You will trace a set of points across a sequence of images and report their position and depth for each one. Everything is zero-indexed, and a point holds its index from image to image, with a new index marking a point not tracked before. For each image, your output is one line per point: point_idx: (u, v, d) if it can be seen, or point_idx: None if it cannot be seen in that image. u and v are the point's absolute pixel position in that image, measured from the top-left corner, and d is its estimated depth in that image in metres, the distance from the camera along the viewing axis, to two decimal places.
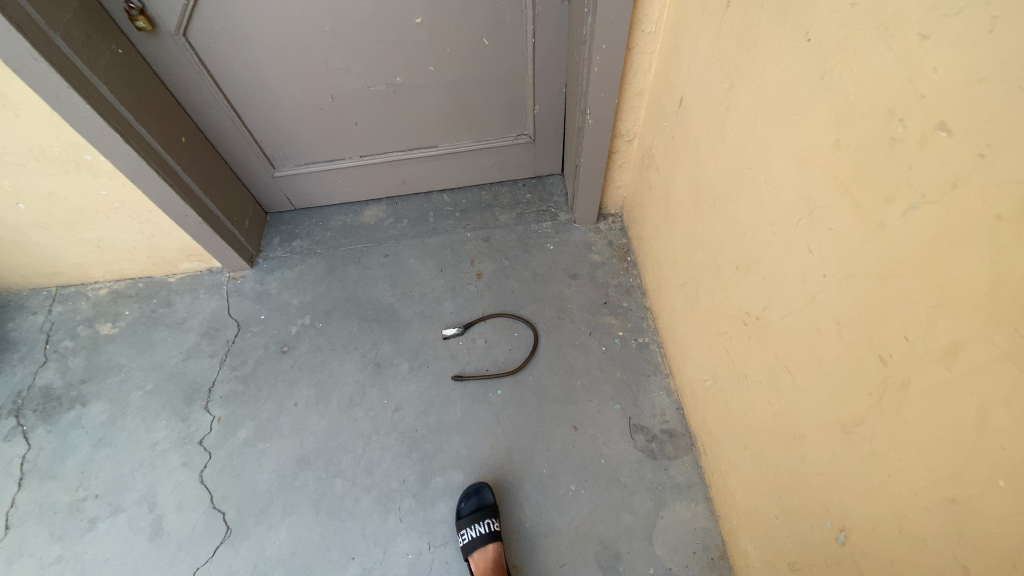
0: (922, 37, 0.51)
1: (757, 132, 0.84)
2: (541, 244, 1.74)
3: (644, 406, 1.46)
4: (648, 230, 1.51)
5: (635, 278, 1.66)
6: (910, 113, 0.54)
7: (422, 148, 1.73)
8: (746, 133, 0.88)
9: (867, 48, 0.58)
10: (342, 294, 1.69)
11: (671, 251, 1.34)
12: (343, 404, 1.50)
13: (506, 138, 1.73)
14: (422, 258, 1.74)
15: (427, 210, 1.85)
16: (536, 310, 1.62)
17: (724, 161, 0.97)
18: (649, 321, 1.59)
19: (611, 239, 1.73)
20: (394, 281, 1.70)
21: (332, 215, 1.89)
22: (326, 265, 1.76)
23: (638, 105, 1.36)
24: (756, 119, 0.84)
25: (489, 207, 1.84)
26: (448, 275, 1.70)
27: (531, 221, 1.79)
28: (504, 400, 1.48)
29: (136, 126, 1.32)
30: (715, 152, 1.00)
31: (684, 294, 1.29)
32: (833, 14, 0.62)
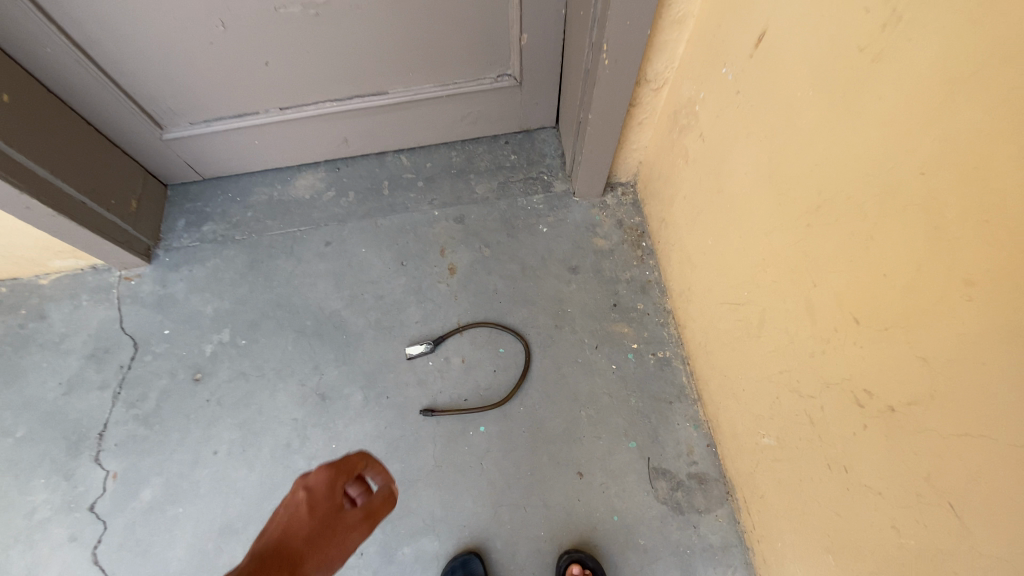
0: None
1: (972, 115, 0.46)
2: (531, 225, 1.33)
3: (666, 443, 1.13)
4: (677, 213, 1.12)
5: (651, 270, 1.28)
6: None
7: (366, 96, 1.26)
8: (936, 109, 0.49)
9: None
10: (271, 299, 1.29)
11: (716, 252, 0.95)
12: (279, 451, 1.16)
13: (483, 82, 1.27)
14: (375, 247, 1.33)
15: (380, 179, 1.41)
16: (526, 317, 1.25)
17: (860, 150, 0.58)
18: (671, 328, 1.23)
19: (620, 217, 1.33)
20: (339, 280, 1.30)
21: (255, 187, 1.44)
22: (249, 258, 1.34)
23: (678, 38, 0.92)
24: (972, 89, 0.45)
25: (461, 174, 1.40)
26: (410, 270, 1.30)
27: (517, 194, 1.37)
28: (487, 441, 1.15)
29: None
30: (836, 132, 0.60)
31: (736, 318, 0.92)
32: None
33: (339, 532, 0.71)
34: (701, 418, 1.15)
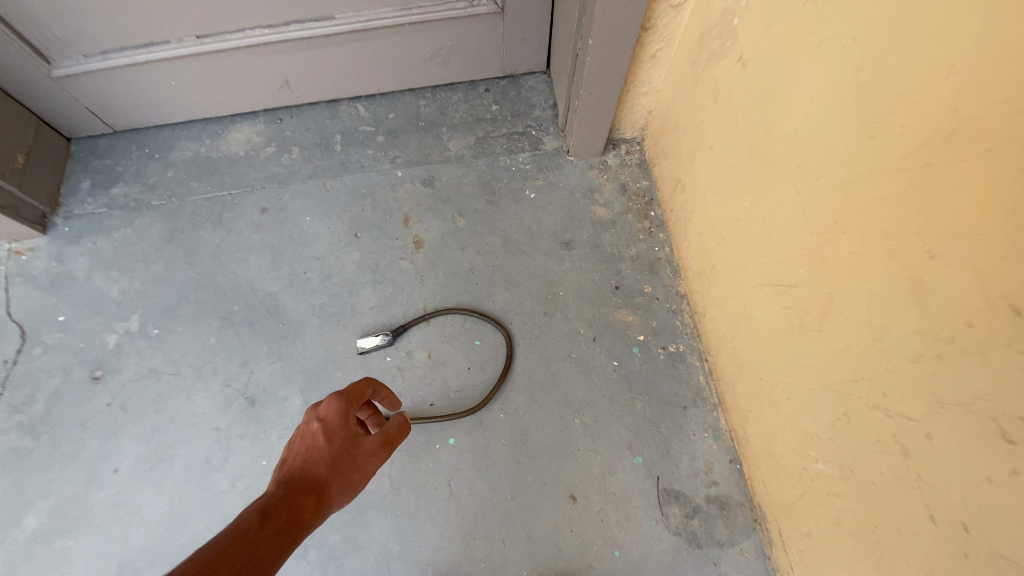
0: None
1: None
2: (515, 189, 1.09)
3: (679, 458, 0.91)
4: (699, 170, 0.87)
5: (661, 244, 1.04)
6: None
7: (306, 22, 0.99)
8: None
9: None
10: (192, 278, 1.04)
11: (759, 206, 0.70)
12: (196, 468, 0.93)
13: (455, 7, 1.01)
14: (322, 215, 1.07)
15: (331, 132, 1.15)
16: (509, 302, 1.01)
17: None
18: (686, 315, 0.99)
19: (624, 180, 1.09)
20: (277, 255, 1.05)
21: (179, 141, 1.17)
22: (168, 228, 1.09)
23: None
24: None
25: (432, 126, 1.15)
26: (365, 243, 1.05)
27: (499, 152, 1.12)
28: (457, 457, 0.92)
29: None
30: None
31: (783, 305, 0.69)
32: None
33: (364, 452, 0.69)
34: (723, 427, 0.92)
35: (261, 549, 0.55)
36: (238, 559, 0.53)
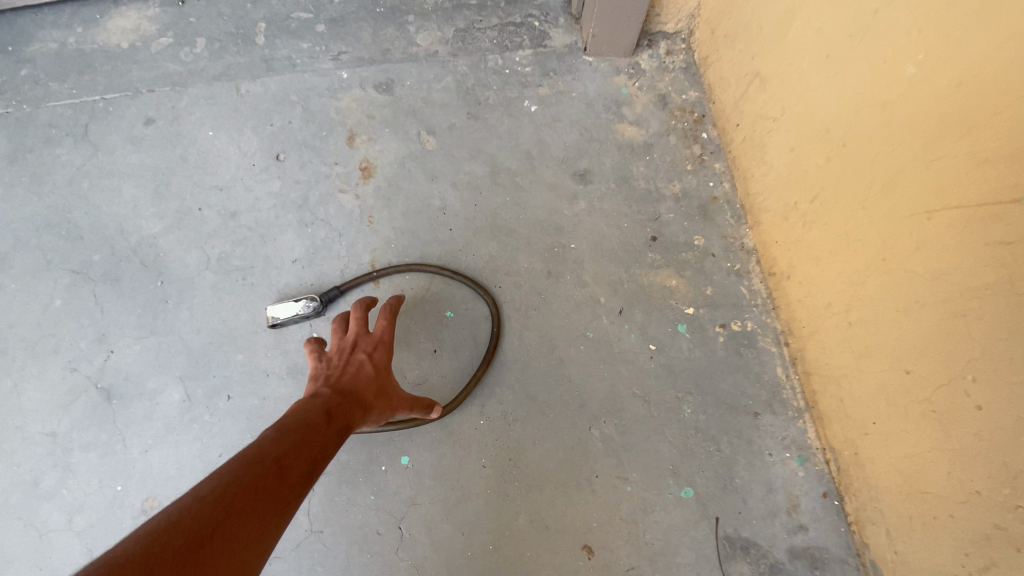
0: None
1: None
2: (509, 99, 0.77)
3: (748, 492, 0.60)
4: (802, 38, 0.55)
5: (717, 177, 0.72)
6: None
7: None
8: None
9: None
10: (38, 214, 0.72)
11: (977, 34, 0.38)
12: (16, 493, 0.61)
13: None
14: (232, 129, 0.75)
15: (252, 19, 0.82)
16: (496, 257, 0.69)
17: None
18: (755, 279, 0.67)
19: (663, 89, 0.77)
20: (161, 184, 0.72)
21: (40, 30, 0.84)
22: (11, 144, 0.76)
23: None
24: None
25: (395, 13, 0.82)
26: (290, 170, 0.73)
27: (487, 49, 0.79)
28: (412, 484, 0.61)
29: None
30: None
31: (1009, 241, 0.38)
32: None
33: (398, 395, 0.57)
34: (813, 446, 0.61)
35: (323, 451, 0.46)
36: (304, 465, 0.44)
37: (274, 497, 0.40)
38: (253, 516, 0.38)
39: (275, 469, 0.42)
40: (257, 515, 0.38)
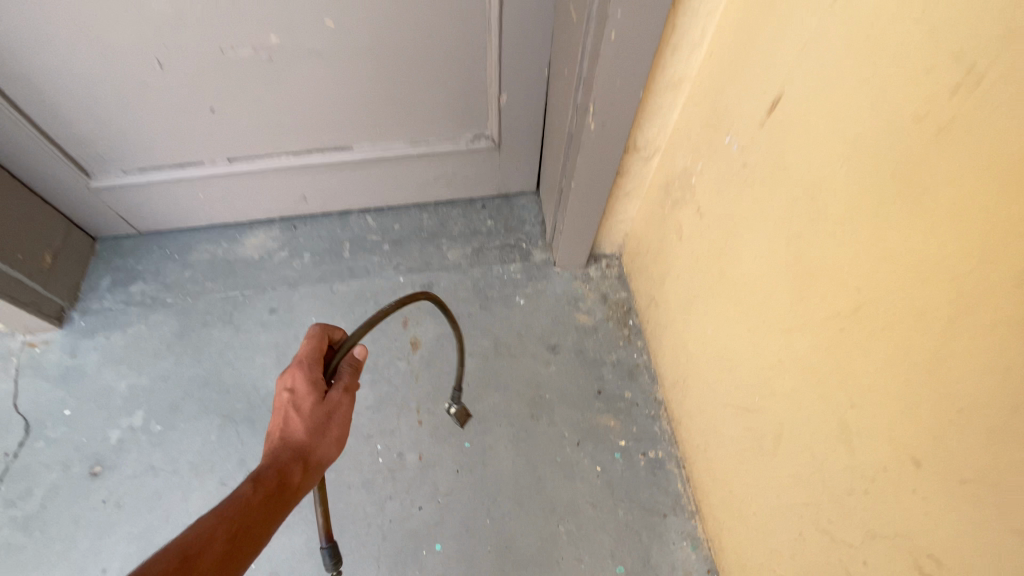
0: None
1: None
2: (507, 297, 1.20)
3: (660, 568, 0.93)
4: (668, 291, 0.99)
5: (640, 352, 1.13)
6: None
7: (326, 151, 1.13)
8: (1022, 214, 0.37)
9: None
10: (198, 375, 1.11)
11: (709, 336, 0.85)
12: None
13: (457, 144, 1.17)
14: (328, 316, 1.18)
15: (341, 240, 1.29)
16: (498, 404, 1.08)
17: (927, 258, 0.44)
18: (664, 423, 1.05)
19: (605, 291, 1.21)
20: (282, 355, 1.13)
21: (199, 243, 1.28)
22: (178, 325, 1.17)
23: (672, 107, 0.82)
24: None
25: (433, 238, 1.30)
26: (366, 343, 1.15)
27: (493, 262, 1.25)
28: (443, 563, 0.94)
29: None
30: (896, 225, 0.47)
31: (747, 426, 0.76)
32: None
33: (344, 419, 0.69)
34: (701, 537, 0.95)
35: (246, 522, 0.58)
36: (222, 542, 0.55)
37: None
38: None
39: (191, 553, 0.53)
40: None
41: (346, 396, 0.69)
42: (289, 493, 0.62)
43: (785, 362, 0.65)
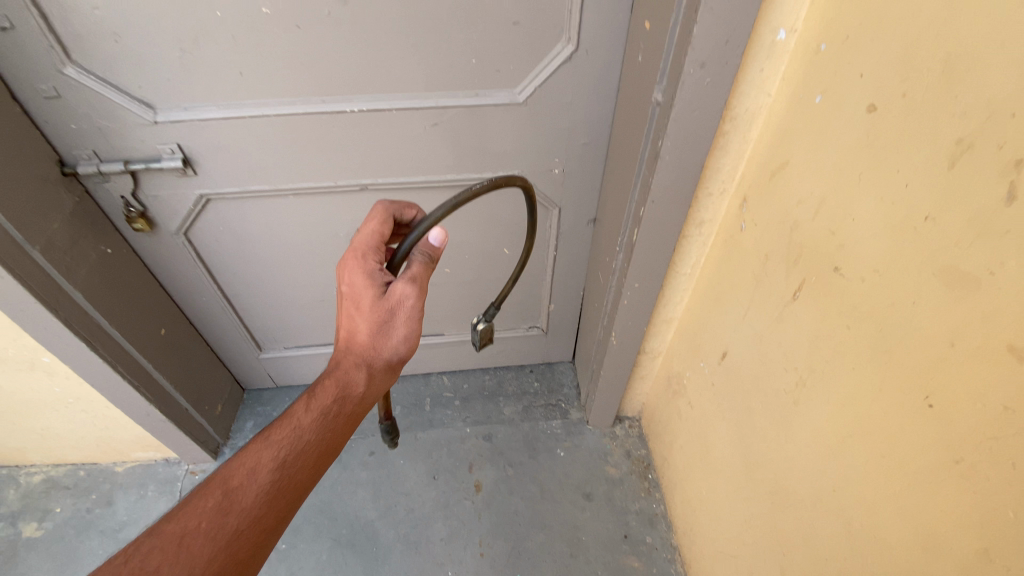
0: (1010, 411, 0.46)
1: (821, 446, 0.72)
2: (550, 449, 1.55)
3: None
4: (675, 454, 1.32)
5: (658, 503, 1.42)
6: (978, 461, 0.49)
7: (425, 336, 1.62)
8: (813, 448, 0.74)
9: (953, 383, 0.51)
10: (315, 503, 1.46)
11: (704, 496, 1.16)
12: None
13: (517, 330, 1.64)
14: (412, 459, 1.54)
15: (423, 396, 1.70)
16: (543, 541, 1.37)
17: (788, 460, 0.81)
18: (678, 566, 1.31)
19: (628, 448, 1.53)
20: (378, 491, 1.48)
21: None
22: None
23: (666, 331, 1.26)
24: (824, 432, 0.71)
25: (493, 396, 1.69)
26: (441, 483, 1.49)
27: (540, 419, 1.62)
28: None
29: (105, 325, 1.15)
30: (775, 437, 0.84)
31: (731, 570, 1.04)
32: (942, 367, 0.52)
33: (410, 308, 0.83)
34: None
35: (316, 407, 0.82)
36: (302, 420, 0.82)
37: (275, 445, 0.79)
38: (258, 453, 0.78)
39: (279, 429, 0.81)
40: (262, 454, 0.78)
41: (409, 288, 0.81)
42: (350, 380, 0.84)
43: (742, 522, 0.97)
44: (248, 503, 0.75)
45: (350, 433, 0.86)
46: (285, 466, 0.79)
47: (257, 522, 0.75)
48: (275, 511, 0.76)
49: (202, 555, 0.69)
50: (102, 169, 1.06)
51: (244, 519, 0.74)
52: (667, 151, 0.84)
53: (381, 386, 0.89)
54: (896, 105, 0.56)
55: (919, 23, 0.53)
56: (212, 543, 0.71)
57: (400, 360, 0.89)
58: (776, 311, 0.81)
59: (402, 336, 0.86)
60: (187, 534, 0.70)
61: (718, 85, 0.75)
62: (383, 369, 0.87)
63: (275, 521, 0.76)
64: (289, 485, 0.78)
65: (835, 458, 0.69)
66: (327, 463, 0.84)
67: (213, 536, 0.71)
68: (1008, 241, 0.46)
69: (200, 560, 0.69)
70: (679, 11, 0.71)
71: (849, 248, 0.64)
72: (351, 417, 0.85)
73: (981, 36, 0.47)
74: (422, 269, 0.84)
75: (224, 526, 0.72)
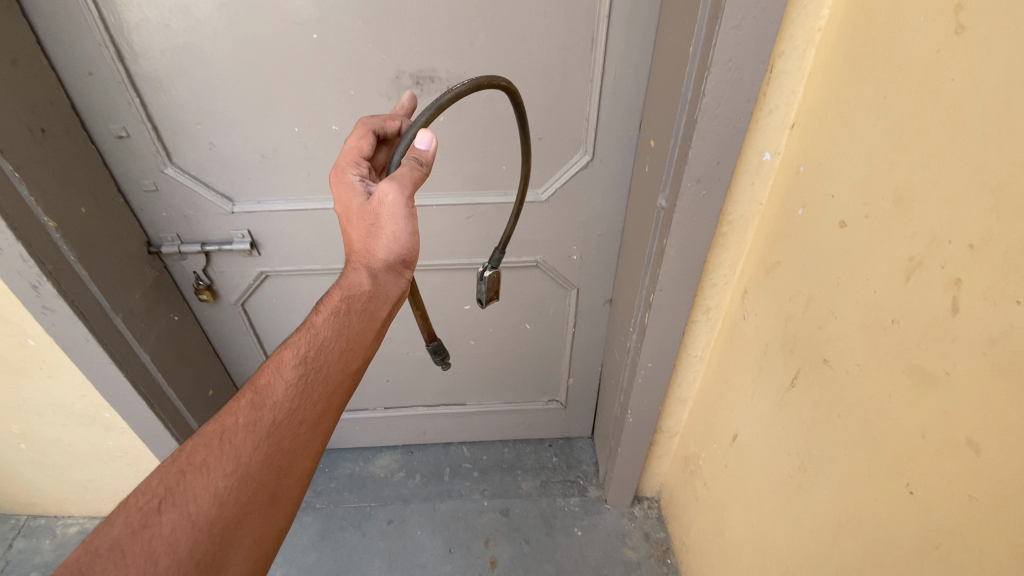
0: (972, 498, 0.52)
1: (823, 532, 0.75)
2: (567, 526, 1.55)
3: None
4: (692, 538, 1.31)
5: None
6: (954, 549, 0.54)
7: (448, 405, 1.69)
8: (817, 533, 0.77)
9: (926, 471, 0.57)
10: (332, 571, 1.48)
11: None
12: None
13: (537, 403, 1.69)
14: (430, 529, 1.56)
15: (443, 465, 1.74)
16: None
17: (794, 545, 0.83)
18: None
19: (647, 530, 1.52)
20: (395, 562, 1.49)
21: (343, 460, 1.77)
22: (322, 526, 1.58)
23: (681, 410, 1.30)
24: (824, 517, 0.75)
25: (511, 469, 1.71)
26: (456, 557, 1.50)
27: (557, 495, 1.63)
28: None
29: (162, 384, 1.27)
30: (781, 521, 0.87)
31: None
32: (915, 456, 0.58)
33: (397, 205, 0.74)
34: None
35: (326, 315, 0.75)
36: (313, 329, 0.75)
37: (290, 355, 0.72)
38: (277, 366, 0.72)
39: (292, 344, 0.74)
40: (280, 367, 0.71)
41: (389, 183, 0.74)
42: (359, 287, 0.78)
43: None
44: (280, 399, 0.69)
45: (379, 330, 0.79)
46: (310, 361, 0.72)
47: (295, 415, 0.69)
48: (311, 404, 0.70)
49: (245, 446, 0.65)
50: (182, 249, 1.24)
51: (279, 412, 0.68)
52: (671, 248, 0.95)
53: (394, 285, 0.82)
54: (861, 224, 0.65)
55: (871, 161, 0.63)
56: (255, 434, 0.66)
57: (406, 257, 0.81)
58: (777, 397, 0.87)
59: (394, 232, 0.77)
60: (226, 432, 0.66)
61: (713, 196, 0.87)
62: (383, 267, 0.80)
63: (316, 413, 0.70)
64: (320, 378, 0.71)
65: (836, 542, 0.72)
66: (363, 359, 0.77)
67: (254, 429, 0.66)
68: (958, 345, 0.53)
69: (245, 451, 0.65)
70: (676, 137, 0.86)
71: (831, 342, 0.72)
72: (372, 312, 0.78)
73: (918, 178, 0.57)
74: (411, 174, 0.76)
75: (261, 419, 0.67)
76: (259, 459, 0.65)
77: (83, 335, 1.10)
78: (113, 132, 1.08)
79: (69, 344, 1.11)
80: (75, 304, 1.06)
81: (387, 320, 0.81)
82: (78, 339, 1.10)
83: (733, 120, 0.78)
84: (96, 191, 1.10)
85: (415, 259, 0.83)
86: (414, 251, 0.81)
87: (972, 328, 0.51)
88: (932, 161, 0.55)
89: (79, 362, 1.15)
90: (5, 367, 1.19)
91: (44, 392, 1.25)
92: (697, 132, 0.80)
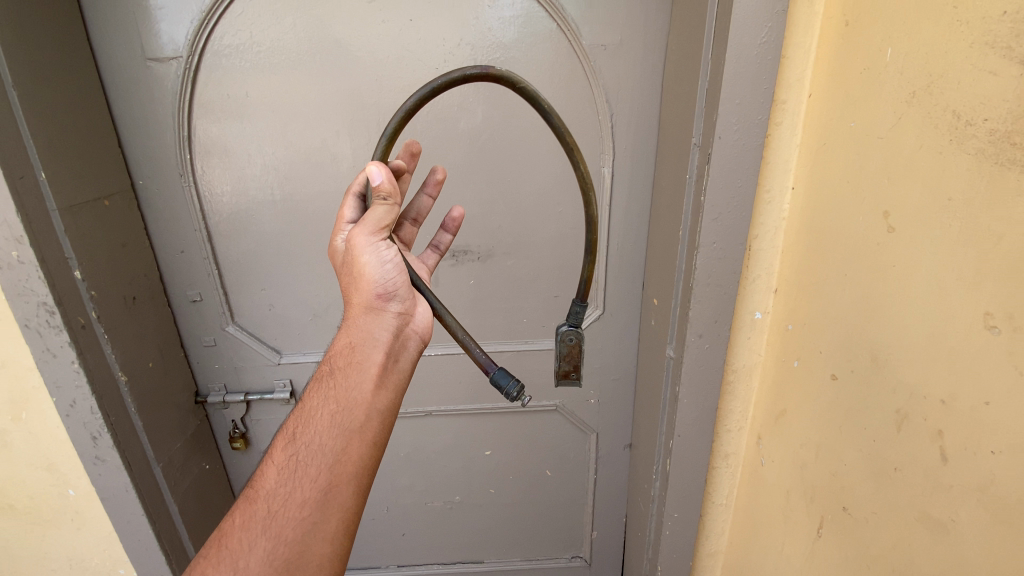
0: None
1: None
2: None
3: None
4: None
5: None
6: None
7: (466, 562, 1.61)
8: None
9: None
10: None
11: None
12: None
13: (559, 559, 1.61)
14: None
15: None
16: None
17: None
18: None
19: None
20: None
21: None
22: None
23: (713, 566, 1.24)
24: None
25: None
26: None
27: None
28: None
29: (183, 537, 1.26)
30: None
31: None
32: None
33: (363, 241, 0.79)
34: None
35: (313, 390, 0.77)
36: (302, 409, 0.76)
37: (281, 445, 0.74)
38: (270, 457, 0.74)
39: (283, 431, 0.76)
40: (273, 458, 0.74)
41: (359, 230, 0.79)
42: (338, 342, 0.80)
43: None
44: (272, 489, 0.70)
45: (376, 381, 0.78)
46: (297, 442, 0.73)
47: (290, 499, 0.69)
48: (304, 484, 0.69)
49: (242, 549, 0.67)
50: (226, 398, 1.33)
51: (272, 502, 0.69)
52: (684, 396, 1.03)
53: (381, 327, 0.82)
54: (850, 378, 0.74)
55: (844, 326, 0.75)
56: (251, 531, 0.68)
57: (385, 292, 0.82)
58: (806, 546, 0.87)
59: (367, 269, 0.80)
60: (226, 536, 0.69)
61: (715, 349, 0.98)
62: (363, 310, 0.81)
63: (315, 490, 0.70)
64: (309, 454, 0.71)
65: None
66: (361, 418, 0.75)
67: (248, 527, 0.68)
68: (957, 492, 0.60)
69: (243, 554, 0.67)
70: (677, 299, 0.99)
71: (845, 490, 0.77)
72: (358, 364, 0.78)
73: (889, 344, 0.67)
74: (376, 210, 0.79)
75: (257, 514, 0.69)
76: (258, 556, 0.66)
77: (124, 485, 1.14)
78: (189, 297, 1.26)
79: (109, 493, 1.15)
80: (124, 454, 1.12)
81: (382, 363, 0.79)
82: (119, 489, 1.14)
83: (723, 287, 0.92)
84: (164, 347, 1.24)
85: (399, 289, 0.83)
86: (396, 279, 0.83)
87: (965, 477, 0.58)
88: (897, 330, 0.66)
89: (113, 512, 1.17)
90: (38, 518, 1.21)
91: (66, 546, 1.25)
92: (694, 297, 0.94)
